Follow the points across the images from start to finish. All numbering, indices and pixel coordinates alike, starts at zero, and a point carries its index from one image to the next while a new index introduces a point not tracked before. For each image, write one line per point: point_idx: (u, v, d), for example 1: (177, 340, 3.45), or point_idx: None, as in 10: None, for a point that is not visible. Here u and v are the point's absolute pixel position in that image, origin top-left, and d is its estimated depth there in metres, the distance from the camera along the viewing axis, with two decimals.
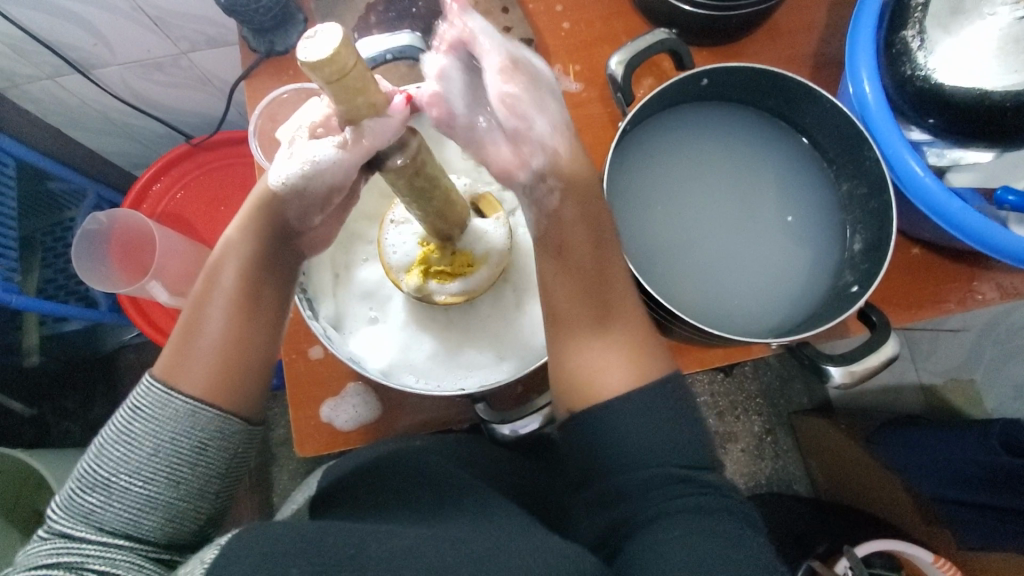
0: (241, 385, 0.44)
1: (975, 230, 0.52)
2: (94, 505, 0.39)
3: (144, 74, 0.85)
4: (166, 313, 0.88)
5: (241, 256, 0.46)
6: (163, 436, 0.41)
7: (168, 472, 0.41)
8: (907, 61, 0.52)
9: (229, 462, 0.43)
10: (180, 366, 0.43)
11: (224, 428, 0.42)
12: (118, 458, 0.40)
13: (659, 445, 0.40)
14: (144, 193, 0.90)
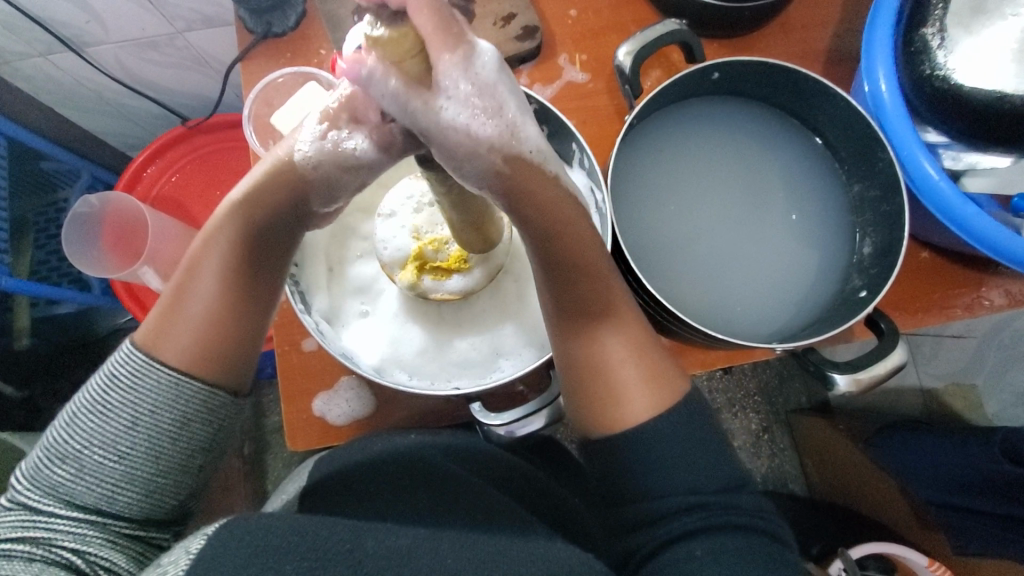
0: (228, 357, 0.43)
1: (987, 238, 0.50)
2: (64, 477, 0.39)
3: (138, 53, 0.83)
4: (160, 298, 0.86)
5: (235, 233, 0.43)
6: (142, 408, 0.40)
7: (146, 447, 0.40)
8: (925, 60, 0.50)
9: (209, 437, 0.43)
10: (172, 334, 0.42)
11: (207, 399, 0.42)
12: (92, 428, 0.40)
13: (686, 473, 0.40)
14: (138, 176, 0.88)
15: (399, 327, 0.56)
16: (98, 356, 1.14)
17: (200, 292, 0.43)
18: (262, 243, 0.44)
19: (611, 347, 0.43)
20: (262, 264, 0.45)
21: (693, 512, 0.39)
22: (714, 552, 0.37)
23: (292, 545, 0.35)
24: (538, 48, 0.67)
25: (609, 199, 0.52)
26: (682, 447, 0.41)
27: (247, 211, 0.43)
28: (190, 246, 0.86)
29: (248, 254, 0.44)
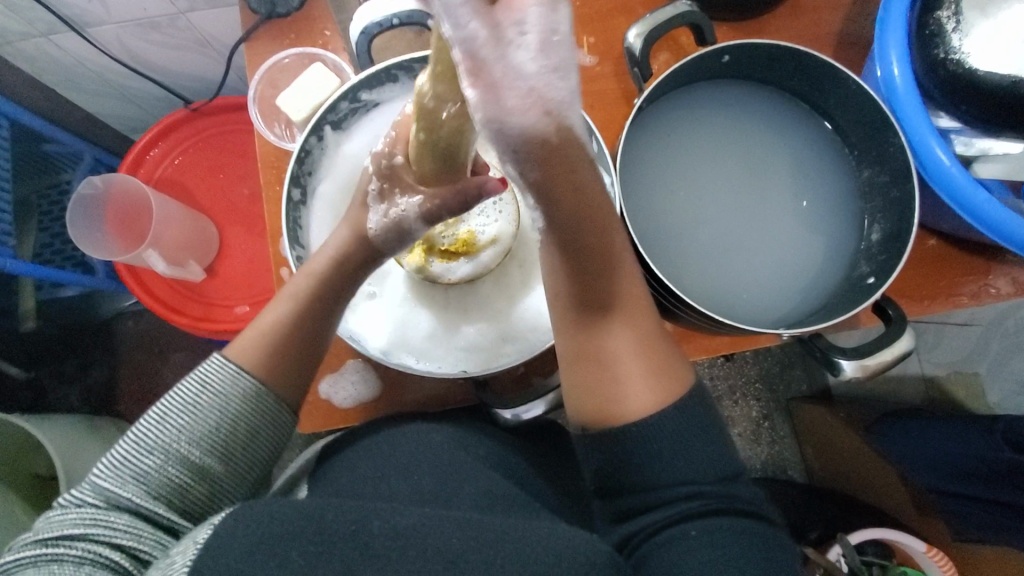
0: (297, 381, 0.47)
1: (998, 225, 0.50)
2: (149, 469, 0.41)
3: (140, 34, 0.82)
4: (167, 282, 0.86)
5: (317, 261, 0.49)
6: (228, 415, 0.43)
7: (220, 451, 0.43)
8: (939, 43, 0.50)
9: (272, 450, 0.46)
10: (258, 358, 0.45)
11: (277, 416, 0.46)
12: (180, 427, 0.42)
13: (699, 466, 0.41)
14: (141, 159, 0.87)
15: (405, 310, 0.56)
16: (103, 338, 1.14)
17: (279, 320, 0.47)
18: (336, 288, 0.49)
19: (614, 331, 0.43)
20: (336, 304, 0.49)
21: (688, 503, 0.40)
22: (708, 544, 0.38)
23: (298, 530, 0.35)
24: None
25: (617, 182, 0.52)
26: (681, 440, 0.41)
27: (333, 254, 0.49)
28: (196, 230, 0.86)
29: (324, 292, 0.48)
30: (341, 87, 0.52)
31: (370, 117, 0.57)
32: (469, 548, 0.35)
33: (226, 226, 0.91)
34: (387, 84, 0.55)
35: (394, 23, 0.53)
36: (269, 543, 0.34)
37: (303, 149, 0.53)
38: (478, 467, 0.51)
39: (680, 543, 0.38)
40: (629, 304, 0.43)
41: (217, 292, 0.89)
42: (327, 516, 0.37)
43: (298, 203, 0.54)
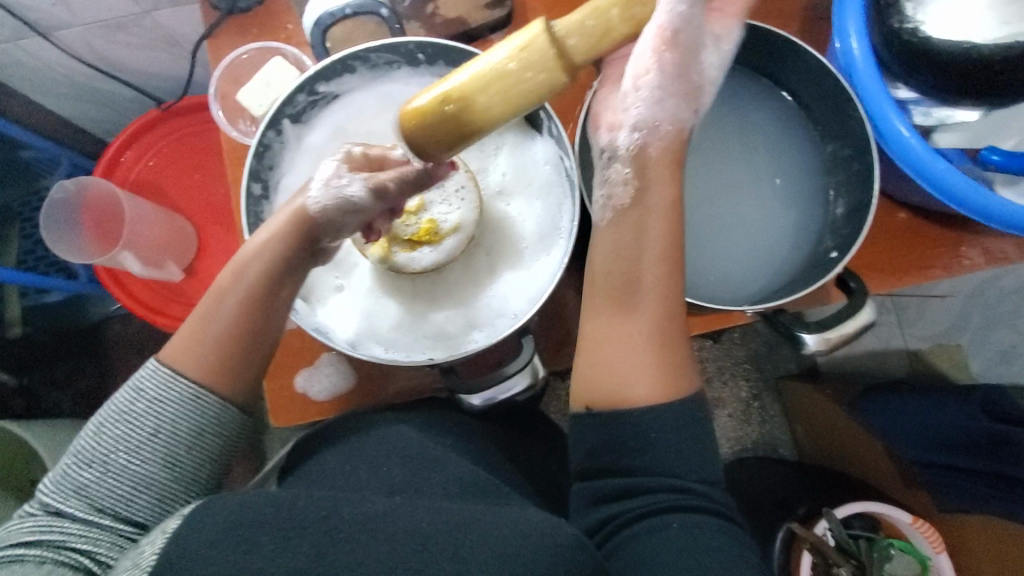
0: (244, 380, 0.46)
1: (959, 193, 0.50)
2: (88, 480, 0.42)
3: (107, 35, 0.81)
4: (148, 285, 0.87)
5: (261, 256, 0.47)
6: (164, 419, 0.43)
7: (164, 454, 0.43)
8: (895, 13, 0.49)
9: (223, 448, 0.46)
10: (196, 359, 0.44)
11: (222, 416, 0.45)
12: (116, 435, 0.42)
13: (682, 461, 0.41)
14: (115, 162, 0.87)
15: (372, 300, 0.56)
16: (93, 344, 1.15)
17: (224, 317, 0.46)
18: (274, 277, 0.47)
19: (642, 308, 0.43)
20: (276, 292, 0.48)
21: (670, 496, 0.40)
22: (683, 535, 0.38)
23: (266, 518, 0.36)
24: (508, 16, 0.66)
25: (577, 166, 0.52)
26: (679, 435, 0.41)
27: (264, 243, 0.47)
28: (171, 230, 0.86)
29: (259, 279, 0.47)
30: (297, 80, 0.52)
31: (330, 109, 0.57)
32: (439, 530, 0.36)
33: (204, 225, 0.91)
34: (345, 74, 0.55)
35: (347, 13, 0.53)
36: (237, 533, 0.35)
37: (261, 143, 0.52)
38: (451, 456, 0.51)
39: (658, 534, 0.38)
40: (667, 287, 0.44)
41: (197, 292, 0.89)
42: (297, 503, 0.37)
43: (260, 197, 0.54)
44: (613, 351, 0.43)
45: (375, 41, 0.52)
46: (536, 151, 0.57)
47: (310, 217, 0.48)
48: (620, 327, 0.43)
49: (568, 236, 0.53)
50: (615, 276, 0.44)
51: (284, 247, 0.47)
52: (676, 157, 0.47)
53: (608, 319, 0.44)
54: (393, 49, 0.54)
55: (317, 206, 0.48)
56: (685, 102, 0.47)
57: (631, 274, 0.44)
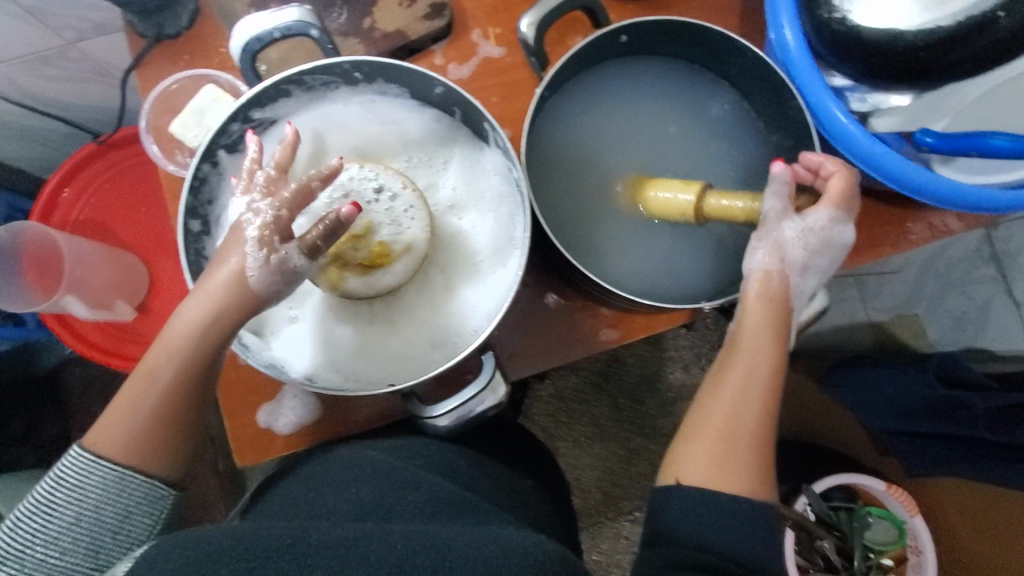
0: (175, 453, 0.46)
1: (896, 174, 0.51)
2: (19, 569, 0.42)
3: (31, 70, 0.77)
4: (98, 326, 0.83)
5: (200, 323, 0.45)
6: (86, 505, 0.44)
7: (87, 541, 0.44)
8: (824, 2, 0.50)
9: (153, 521, 0.46)
10: (133, 438, 0.44)
11: (145, 493, 0.45)
12: (38, 526, 0.43)
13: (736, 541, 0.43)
14: (53, 201, 0.83)
15: (326, 330, 0.55)
16: (49, 389, 1.10)
17: (160, 384, 0.45)
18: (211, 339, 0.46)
19: (749, 414, 0.47)
20: (218, 359, 0.47)
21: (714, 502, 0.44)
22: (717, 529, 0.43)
23: (231, 546, 0.37)
24: (448, 26, 0.65)
25: (525, 177, 0.52)
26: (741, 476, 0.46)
27: (206, 310, 0.45)
28: (119, 268, 0.83)
29: (202, 343, 0.46)
30: (229, 109, 0.50)
31: (269, 134, 0.55)
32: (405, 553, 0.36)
33: (153, 259, 0.88)
34: (281, 99, 0.53)
35: (277, 36, 0.51)
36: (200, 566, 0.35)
37: (196, 177, 0.50)
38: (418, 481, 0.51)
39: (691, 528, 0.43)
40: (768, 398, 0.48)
41: (152, 330, 0.86)
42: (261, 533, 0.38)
43: (201, 234, 0.52)
44: (714, 447, 0.46)
45: (308, 64, 0.50)
46: (486, 163, 0.57)
47: (252, 290, 0.46)
48: (726, 433, 0.47)
49: (523, 247, 0.53)
50: (728, 394, 0.48)
51: (225, 317, 0.46)
52: (779, 307, 0.50)
53: (719, 422, 0.47)
54: (329, 70, 0.52)
55: (259, 279, 0.46)
56: (788, 266, 0.50)
57: (744, 390, 0.48)
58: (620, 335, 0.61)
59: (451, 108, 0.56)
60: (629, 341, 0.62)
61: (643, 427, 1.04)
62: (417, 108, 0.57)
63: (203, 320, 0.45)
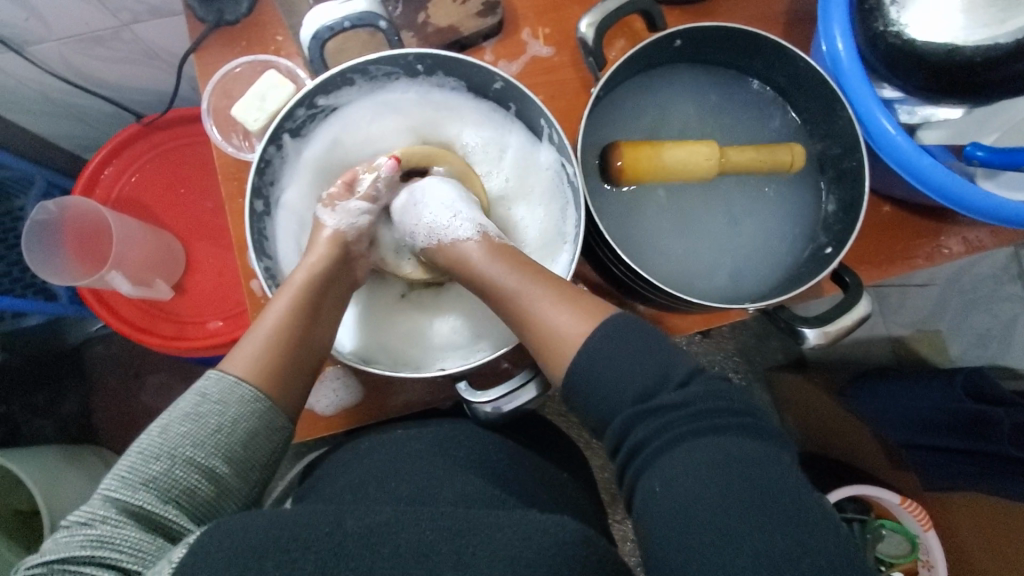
0: (293, 391, 0.48)
1: (942, 187, 0.52)
2: (157, 473, 0.40)
3: (84, 49, 0.79)
4: (133, 303, 0.84)
5: (317, 274, 0.52)
6: (228, 419, 0.43)
7: (225, 455, 0.42)
8: (879, 16, 0.52)
9: (273, 456, 0.46)
10: (262, 371, 0.46)
11: (275, 423, 0.46)
12: (184, 431, 0.42)
13: (707, 472, 0.38)
14: (96, 178, 0.84)
15: (379, 319, 0.58)
16: (73, 366, 1.11)
17: (271, 327, 0.48)
18: (317, 302, 0.51)
19: (555, 314, 0.47)
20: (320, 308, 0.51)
21: (653, 418, 0.42)
22: (698, 452, 0.39)
23: (275, 540, 0.35)
24: (501, 24, 0.66)
25: (580, 173, 0.53)
26: (619, 355, 0.44)
27: (315, 268, 0.52)
28: (159, 248, 0.84)
29: (311, 298, 0.51)
30: (297, 94, 0.52)
31: (329, 121, 0.57)
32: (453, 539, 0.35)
33: (191, 240, 0.89)
34: (344, 87, 0.55)
35: (345, 26, 0.53)
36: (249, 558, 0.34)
37: (263, 159, 0.52)
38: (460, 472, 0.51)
39: (675, 474, 0.39)
40: (555, 292, 0.48)
41: (188, 309, 0.87)
42: (305, 521, 0.36)
43: (262, 214, 0.54)
44: (536, 327, 0.48)
45: (375, 54, 0.51)
46: (538, 158, 0.58)
47: (344, 246, 0.54)
48: (524, 313, 0.48)
49: (574, 241, 0.55)
50: (532, 285, 0.49)
51: (332, 273, 0.53)
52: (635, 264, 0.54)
53: (523, 305, 0.49)
54: (392, 61, 0.53)
55: (337, 227, 0.55)
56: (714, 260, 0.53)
57: (529, 274, 0.50)
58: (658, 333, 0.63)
59: (506, 103, 0.57)
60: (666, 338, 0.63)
61: None
62: (473, 102, 0.59)
63: (307, 282, 0.51)
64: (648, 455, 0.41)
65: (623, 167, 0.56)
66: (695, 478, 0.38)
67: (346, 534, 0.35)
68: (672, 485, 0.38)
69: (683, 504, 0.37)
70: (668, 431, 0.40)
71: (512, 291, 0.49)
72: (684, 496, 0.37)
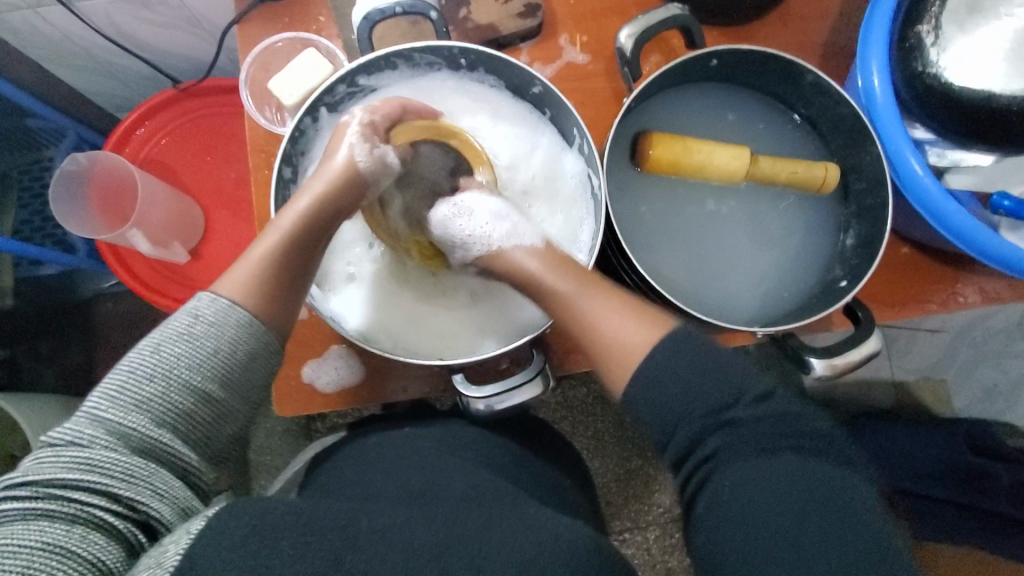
0: (286, 309, 0.47)
1: (968, 234, 0.52)
2: (149, 397, 0.40)
3: (130, 11, 0.80)
4: (147, 262, 0.85)
5: (319, 199, 0.51)
6: (223, 343, 0.43)
7: (218, 379, 0.42)
8: (918, 56, 0.51)
9: (267, 377, 0.46)
10: (253, 292, 0.46)
11: (267, 348, 0.45)
12: (178, 353, 0.41)
13: (773, 506, 0.39)
14: (127, 136, 0.86)
15: (380, 295, 0.58)
16: (81, 320, 1.12)
17: (271, 245, 0.48)
18: (313, 235, 0.50)
19: (621, 327, 0.46)
20: (320, 234, 0.51)
21: (723, 431, 0.42)
22: (772, 478, 0.40)
23: (290, 528, 0.34)
24: (540, 27, 0.66)
25: (604, 185, 0.53)
26: (690, 364, 0.43)
27: (316, 194, 0.51)
28: (180, 212, 0.86)
29: (315, 220, 0.50)
30: (340, 71, 0.53)
31: (366, 101, 0.59)
32: (454, 535, 0.35)
33: (212, 208, 0.90)
34: (386, 70, 0.57)
35: (398, 11, 0.54)
36: (260, 535, 0.34)
37: (298, 128, 0.54)
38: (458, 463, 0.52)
39: (739, 494, 0.40)
40: (620, 304, 0.47)
41: (201, 275, 0.89)
42: (320, 512, 0.36)
43: (289, 181, 0.55)
44: (598, 329, 0.47)
45: (420, 42, 0.53)
46: (566, 163, 0.59)
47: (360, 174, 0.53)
48: (584, 328, 0.48)
49: (589, 248, 0.55)
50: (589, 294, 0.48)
51: (334, 197, 0.51)
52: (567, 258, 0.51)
53: (582, 317, 0.48)
54: (437, 52, 0.55)
55: (367, 166, 0.53)
56: None
57: (582, 280, 0.49)
58: None
59: (543, 108, 0.58)
60: None
61: (647, 451, 1.01)
62: (508, 103, 0.60)
63: (310, 213, 0.50)
64: (720, 465, 0.41)
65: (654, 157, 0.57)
66: (762, 488, 0.39)
67: (356, 518, 0.35)
68: (741, 494, 0.40)
69: (744, 507, 0.39)
70: (734, 442, 0.41)
71: (589, 318, 0.47)
72: (752, 505, 0.39)
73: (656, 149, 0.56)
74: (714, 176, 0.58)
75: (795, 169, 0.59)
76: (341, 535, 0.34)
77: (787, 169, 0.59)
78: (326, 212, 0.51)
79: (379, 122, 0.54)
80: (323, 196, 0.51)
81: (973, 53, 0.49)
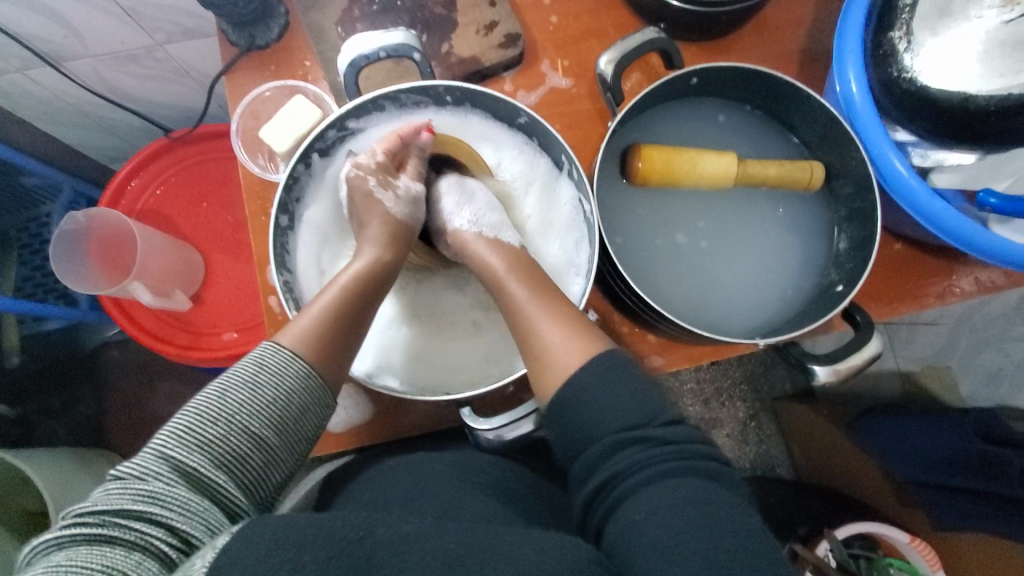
0: (339, 364, 0.49)
1: (954, 230, 0.53)
2: (214, 438, 0.42)
3: (118, 66, 0.81)
4: (150, 312, 0.86)
5: (366, 261, 0.53)
6: (282, 392, 0.45)
7: (272, 425, 0.44)
8: (893, 62, 0.52)
9: (317, 431, 0.48)
10: (313, 347, 0.47)
11: (321, 400, 0.47)
12: (241, 399, 0.43)
13: (688, 529, 0.36)
14: (122, 189, 0.87)
15: (385, 332, 0.59)
16: (86, 371, 1.12)
17: (324, 306, 0.49)
18: (370, 290, 0.52)
19: (551, 333, 0.48)
20: (374, 295, 0.53)
21: (636, 449, 0.42)
22: (670, 492, 0.39)
23: (302, 539, 0.34)
24: (521, 55, 0.67)
25: (597, 209, 0.54)
26: (606, 387, 0.44)
27: (368, 260, 0.53)
28: (179, 259, 0.87)
29: (370, 285, 0.52)
30: (331, 117, 0.55)
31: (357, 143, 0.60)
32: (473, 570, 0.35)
33: (211, 253, 0.91)
34: (374, 112, 0.58)
35: (380, 55, 0.55)
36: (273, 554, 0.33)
37: (292, 176, 0.55)
38: (471, 493, 0.52)
39: (648, 517, 0.38)
40: (556, 313, 0.49)
41: (204, 320, 0.89)
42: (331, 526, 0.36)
43: (286, 228, 0.56)
44: (546, 328, 0.48)
45: (406, 85, 0.55)
46: (560, 192, 0.60)
47: (399, 222, 0.57)
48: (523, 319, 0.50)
49: (586, 273, 0.56)
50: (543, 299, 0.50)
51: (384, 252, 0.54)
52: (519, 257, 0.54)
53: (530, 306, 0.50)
54: (423, 91, 0.57)
55: (401, 213, 0.58)
56: None
57: (538, 282, 0.52)
58: (662, 362, 0.63)
59: (531, 137, 0.59)
60: (672, 368, 0.64)
61: None
62: (496, 134, 0.61)
63: (364, 274, 0.52)
64: (626, 488, 0.40)
65: (642, 169, 0.58)
66: (664, 520, 0.37)
67: (367, 533, 0.36)
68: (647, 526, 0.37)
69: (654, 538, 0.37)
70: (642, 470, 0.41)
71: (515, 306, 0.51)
72: (658, 537, 0.37)
73: (643, 161, 0.57)
74: (703, 185, 0.59)
75: (764, 167, 0.59)
76: (351, 553, 0.34)
77: (761, 167, 0.59)
78: (381, 270, 0.53)
79: (385, 159, 0.57)
80: (375, 260, 0.53)
81: (944, 65, 0.50)
